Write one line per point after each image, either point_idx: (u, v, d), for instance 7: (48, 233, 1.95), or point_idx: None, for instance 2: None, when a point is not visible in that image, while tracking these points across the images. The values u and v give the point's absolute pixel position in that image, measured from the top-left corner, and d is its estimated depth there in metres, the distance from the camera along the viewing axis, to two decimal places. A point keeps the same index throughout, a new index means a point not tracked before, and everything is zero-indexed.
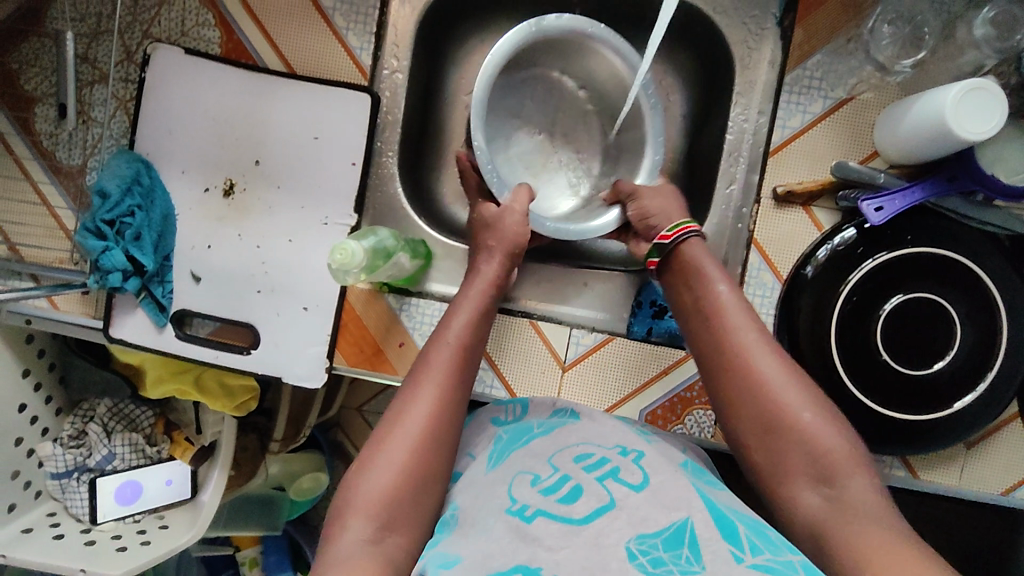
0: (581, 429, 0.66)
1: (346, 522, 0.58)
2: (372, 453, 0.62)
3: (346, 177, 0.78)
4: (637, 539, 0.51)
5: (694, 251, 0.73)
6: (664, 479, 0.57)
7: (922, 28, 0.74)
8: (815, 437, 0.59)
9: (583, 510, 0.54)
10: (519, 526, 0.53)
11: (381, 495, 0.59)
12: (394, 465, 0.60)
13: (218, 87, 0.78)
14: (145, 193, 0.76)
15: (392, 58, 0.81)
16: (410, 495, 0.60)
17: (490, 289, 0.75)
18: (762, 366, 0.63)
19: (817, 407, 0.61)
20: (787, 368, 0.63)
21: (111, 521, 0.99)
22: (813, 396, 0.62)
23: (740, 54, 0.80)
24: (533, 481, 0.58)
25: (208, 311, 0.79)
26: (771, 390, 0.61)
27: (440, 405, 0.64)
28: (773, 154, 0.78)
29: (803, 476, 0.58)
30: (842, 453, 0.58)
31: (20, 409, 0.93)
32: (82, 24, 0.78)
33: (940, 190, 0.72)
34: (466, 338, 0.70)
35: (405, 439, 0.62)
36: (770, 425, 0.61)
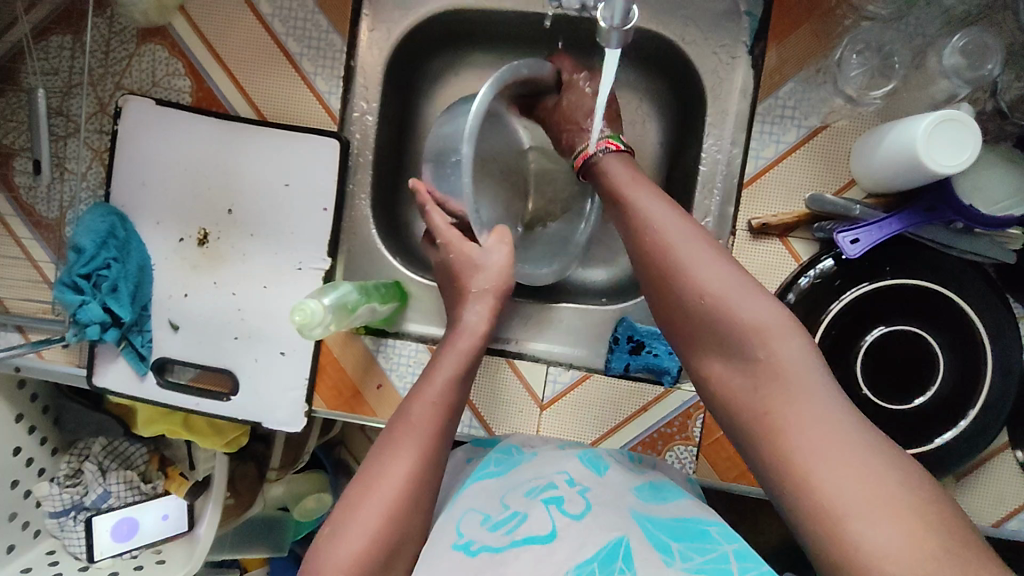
0: (537, 463, 0.65)
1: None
2: (346, 515, 0.59)
3: (318, 223, 0.78)
4: (576, 566, 0.49)
5: (608, 167, 0.72)
6: (603, 504, 0.56)
7: (892, 57, 0.72)
8: (733, 309, 0.57)
9: (524, 536, 0.53)
10: (461, 562, 0.53)
11: (352, 561, 0.56)
12: (369, 530, 0.58)
13: (190, 136, 0.79)
14: (121, 246, 0.77)
15: (362, 100, 0.81)
16: (383, 560, 0.58)
17: (476, 344, 0.72)
18: (681, 251, 0.61)
19: (730, 279, 0.59)
20: (704, 248, 0.61)
21: (107, 558, 1.00)
22: (732, 271, 0.60)
23: (711, 84, 0.79)
24: (482, 519, 0.57)
25: (188, 359, 0.80)
26: (689, 272, 0.60)
27: (421, 463, 0.62)
28: (747, 185, 0.76)
29: (720, 352, 0.58)
30: (765, 321, 0.56)
31: (15, 452, 0.95)
32: (55, 78, 0.79)
33: (918, 221, 0.70)
34: (446, 395, 0.67)
35: (381, 499, 0.59)
36: (691, 307, 0.60)
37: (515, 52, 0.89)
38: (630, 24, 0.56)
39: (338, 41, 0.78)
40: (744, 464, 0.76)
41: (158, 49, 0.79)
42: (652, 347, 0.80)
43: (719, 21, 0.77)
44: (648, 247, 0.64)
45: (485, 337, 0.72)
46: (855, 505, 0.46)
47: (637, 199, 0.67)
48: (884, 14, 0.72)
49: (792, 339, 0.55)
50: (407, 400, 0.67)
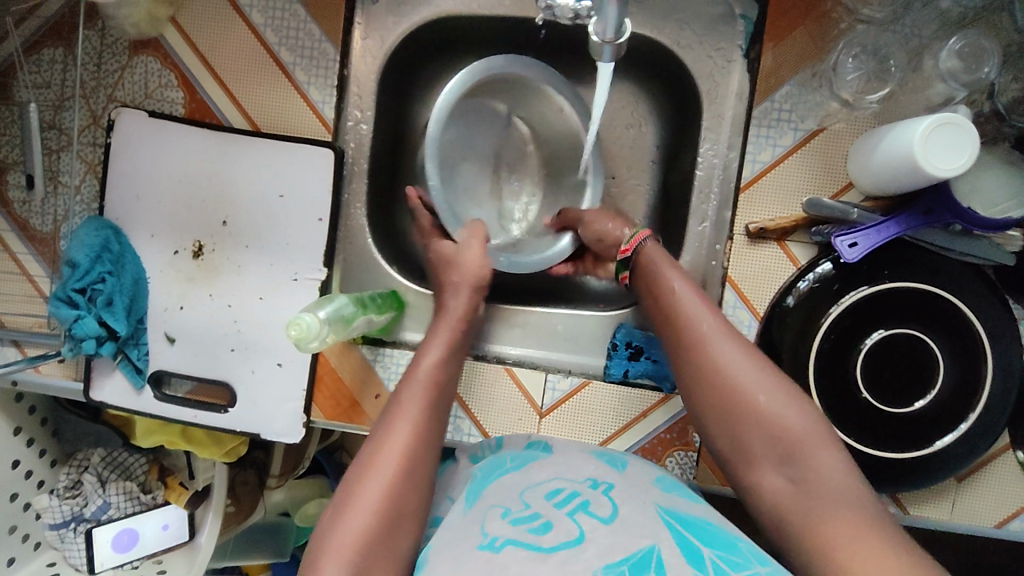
0: (553, 466, 0.63)
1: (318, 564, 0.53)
2: (351, 490, 0.58)
3: (313, 233, 0.78)
4: (605, 567, 0.46)
5: (651, 254, 0.73)
6: (633, 510, 0.54)
7: (888, 60, 0.72)
8: (777, 418, 0.59)
9: (553, 539, 0.50)
10: (487, 558, 0.48)
11: (359, 536, 0.54)
12: (375, 500, 0.56)
13: (183, 148, 0.78)
14: (115, 259, 0.77)
15: (356, 109, 0.81)
16: (388, 533, 0.56)
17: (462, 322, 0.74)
18: (722, 352, 0.63)
19: (773, 385, 0.61)
20: (746, 355, 0.63)
21: (108, 569, 0.99)
22: (772, 375, 0.62)
23: (706, 88, 0.78)
24: (503, 513, 0.54)
25: (185, 371, 0.80)
26: (731, 373, 0.62)
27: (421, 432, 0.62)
28: (744, 190, 0.76)
29: (767, 462, 0.59)
30: (806, 432, 0.58)
31: (14, 465, 0.95)
32: (47, 92, 0.79)
33: (916, 224, 0.70)
34: (437, 372, 0.68)
35: (384, 468, 0.58)
36: (732, 410, 0.61)
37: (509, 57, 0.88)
38: (622, 38, 0.55)
39: (331, 50, 0.77)
40: None
41: (150, 61, 0.78)
42: (651, 353, 0.81)
43: (714, 25, 0.77)
44: (689, 346, 0.65)
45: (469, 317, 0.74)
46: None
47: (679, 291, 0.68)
48: (880, 17, 0.72)
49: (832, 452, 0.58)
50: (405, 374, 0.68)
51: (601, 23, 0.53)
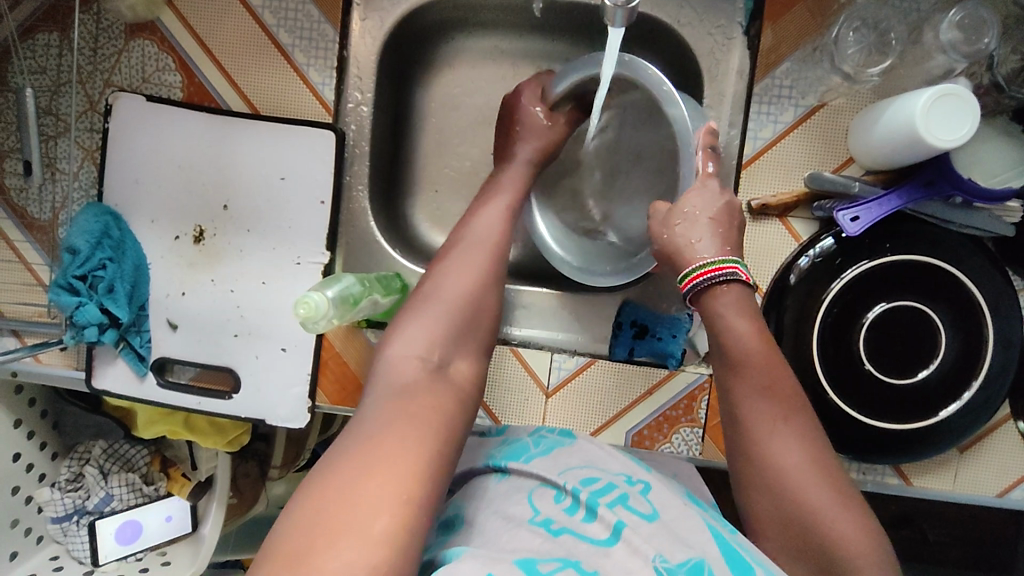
0: (583, 449, 0.62)
1: (401, 344, 0.61)
2: (430, 295, 0.65)
3: (315, 216, 0.78)
4: (663, 561, 0.48)
5: (723, 298, 0.65)
6: (677, 517, 0.53)
7: (889, 34, 0.72)
8: (829, 524, 0.55)
9: (604, 528, 0.51)
10: (545, 539, 0.50)
11: (443, 327, 0.63)
12: (456, 301, 0.65)
13: (182, 132, 0.77)
14: (115, 245, 0.76)
15: (356, 91, 0.80)
16: (474, 299, 0.66)
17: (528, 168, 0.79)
18: (780, 453, 0.59)
19: (832, 492, 0.57)
20: (809, 456, 0.59)
21: (113, 562, 0.99)
22: (830, 480, 0.58)
23: (707, 66, 0.78)
24: (555, 497, 0.55)
25: (188, 357, 0.79)
26: (793, 480, 0.58)
27: (494, 256, 0.70)
28: (746, 167, 0.76)
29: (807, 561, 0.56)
30: (861, 549, 0.55)
31: (15, 458, 0.94)
32: (42, 77, 0.78)
33: (917, 197, 0.71)
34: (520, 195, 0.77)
35: (458, 280, 0.66)
36: (784, 505, 0.57)
37: (508, 38, 0.88)
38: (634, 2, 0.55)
39: (330, 30, 0.77)
40: None
41: (147, 44, 0.78)
42: (657, 331, 0.81)
43: (713, 3, 0.77)
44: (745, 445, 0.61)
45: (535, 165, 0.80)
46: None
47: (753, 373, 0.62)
48: None
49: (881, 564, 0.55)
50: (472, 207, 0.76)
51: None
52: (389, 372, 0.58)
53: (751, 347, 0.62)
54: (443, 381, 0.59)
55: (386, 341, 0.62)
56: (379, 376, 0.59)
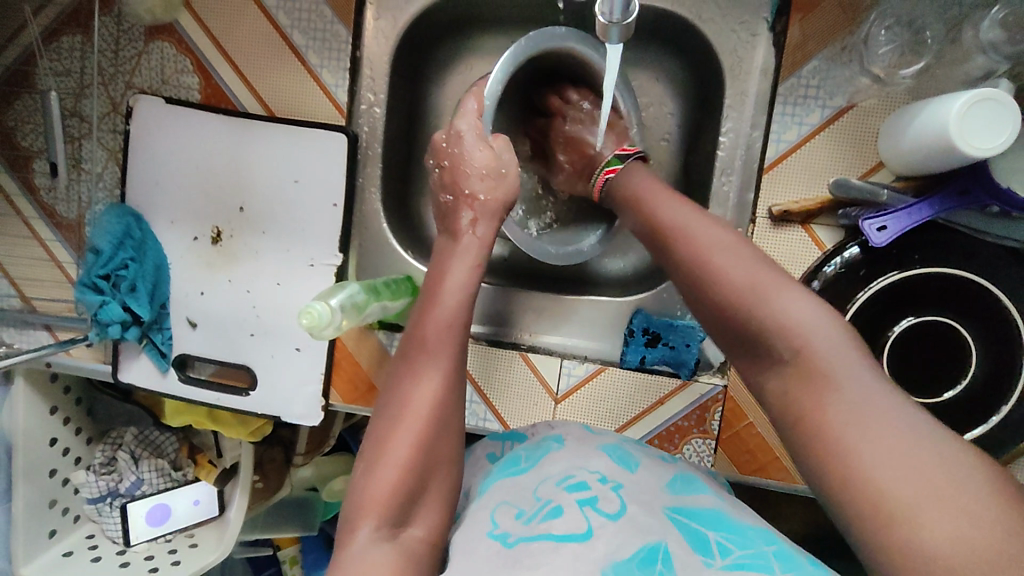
0: (566, 455, 0.61)
1: (357, 519, 0.56)
2: (379, 449, 0.59)
3: (328, 219, 0.78)
4: (612, 566, 0.47)
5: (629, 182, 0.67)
6: (644, 504, 0.54)
7: (924, 32, 0.67)
8: (769, 309, 0.49)
9: (564, 526, 0.51)
10: (499, 552, 0.50)
11: (394, 488, 0.57)
12: (402, 458, 0.58)
13: (199, 135, 0.79)
14: (138, 245, 0.79)
15: (369, 92, 0.79)
16: (427, 458, 0.59)
17: (474, 271, 0.69)
18: (703, 240, 0.55)
19: (769, 274, 0.51)
20: (738, 243, 0.53)
21: (143, 542, 1.04)
22: (755, 256, 0.52)
23: (729, 64, 0.75)
24: (517, 512, 0.55)
25: (208, 355, 0.81)
26: (710, 260, 0.53)
27: (438, 399, 0.62)
28: (767, 171, 0.73)
29: (768, 361, 0.49)
30: (800, 321, 0.47)
31: (51, 443, 0.99)
32: (67, 80, 0.80)
33: (951, 206, 0.67)
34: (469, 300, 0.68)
35: (405, 442, 0.59)
36: (715, 302, 0.52)
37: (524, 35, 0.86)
38: (630, 19, 0.53)
39: (343, 31, 0.77)
40: (764, 457, 0.75)
41: (166, 46, 0.79)
42: (668, 339, 0.78)
43: None
44: (671, 242, 0.57)
45: (480, 267, 0.71)
46: (907, 493, 0.38)
47: (659, 204, 0.61)
48: None
49: (821, 317, 0.47)
50: (414, 329, 0.66)
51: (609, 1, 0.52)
52: (351, 558, 0.53)
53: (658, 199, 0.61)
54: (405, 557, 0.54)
55: (348, 528, 0.56)
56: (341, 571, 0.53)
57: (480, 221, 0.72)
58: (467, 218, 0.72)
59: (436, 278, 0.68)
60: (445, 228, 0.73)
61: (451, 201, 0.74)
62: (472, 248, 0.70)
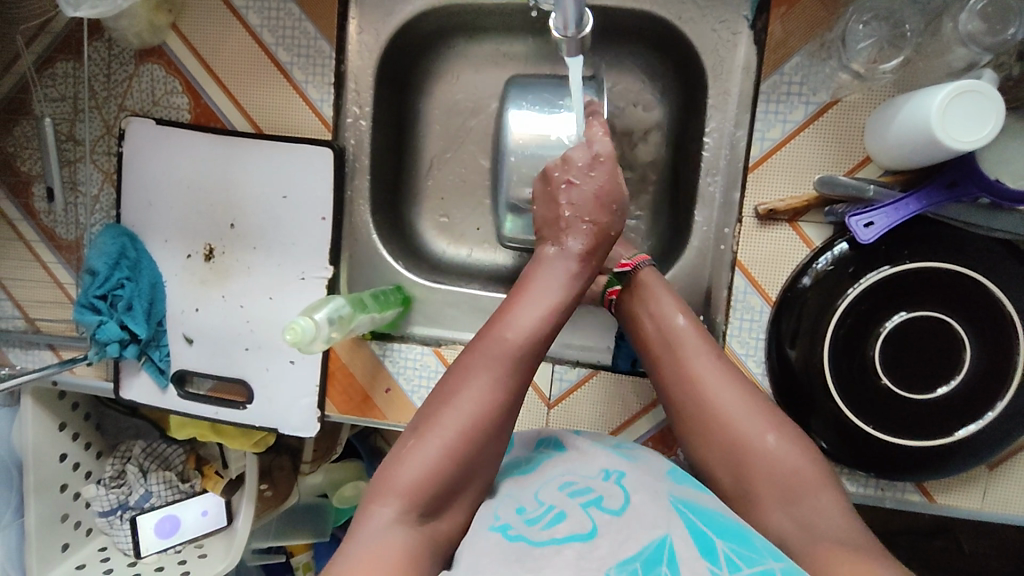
0: (565, 460, 0.61)
1: (382, 496, 0.53)
2: (426, 427, 0.56)
3: (317, 233, 0.79)
4: (617, 565, 0.46)
5: (649, 281, 0.68)
6: (648, 499, 0.53)
7: (903, 26, 0.67)
8: (777, 461, 0.56)
9: (566, 530, 0.50)
10: (498, 546, 0.49)
11: (430, 476, 0.54)
12: (445, 445, 0.55)
13: (189, 154, 0.80)
14: (132, 265, 0.80)
15: (354, 105, 0.81)
16: (470, 460, 0.55)
17: (571, 284, 0.65)
18: (711, 381, 0.60)
19: (775, 424, 0.58)
20: (745, 391, 0.59)
21: (153, 554, 1.05)
22: (755, 402, 0.59)
23: (711, 64, 0.75)
24: (518, 510, 0.54)
25: (205, 370, 0.82)
26: (704, 390, 0.60)
27: (502, 398, 0.57)
28: (752, 170, 0.72)
29: (768, 503, 0.55)
30: (802, 471, 0.55)
31: (61, 458, 1.01)
32: (63, 104, 0.82)
33: (938, 199, 0.66)
34: (562, 306, 0.63)
35: (456, 435, 0.55)
36: (722, 436, 0.58)
37: (509, 41, 0.87)
38: (583, 31, 0.54)
39: (326, 46, 0.78)
40: None
41: (156, 68, 0.80)
42: None
43: None
44: (677, 367, 0.62)
45: (580, 281, 0.66)
46: None
47: (665, 313, 0.65)
48: None
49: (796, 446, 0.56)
50: (499, 320, 0.61)
51: (561, 18, 0.52)
52: (371, 536, 0.51)
53: (665, 315, 0.65)
54: (421, 541, 0.52)
55: (372, 495, 0.54)
56: (358, 546, 0.51)
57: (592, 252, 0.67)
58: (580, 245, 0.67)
59: (532, 281, 0.65)
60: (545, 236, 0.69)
61: (565, 219, 0.68)
62: (578, 270, 0.66)
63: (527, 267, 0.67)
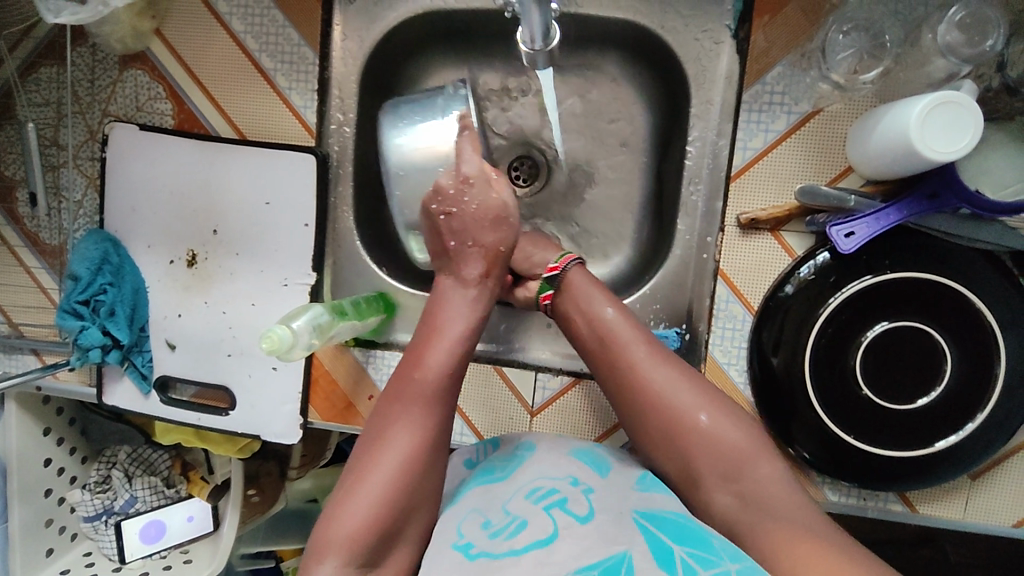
0: (537, 464, 0.61)
1: (323, 554, 0.53)
2: (356, 481, 0.57)
3: (300, 239, 0.79)
4: (576, 571, 0.45)
5: (580, 283, 0.69)
6: (612, 511, 0.52)
7: (883, 36, 0.68)
8: (719, 438, 0.58)
9: (526, 539, 0.50)
10: (460, 564, 0.49)
11: (367, 526, 0.54)
12: (378, 495, 0.55)
13: (172, 160, 0.80)
14: (115, 270, 0.80)
15: (338, 112, 0.81)
16: (403, 498, 0.56)
17: (473, 313, 0.68)
18: (649, 373, 0.61)
19: (712, 403, 0.60)
20: (678, 375, 0.61)
21: (138, 559, 1.05)
22: (690, 382, 0.61)
23: (694, 72, 0.75)
24: (484, 524, 0.54)
25: (187, 376, 0.82)
26: (643, 378, 0.61)
27: (423, 439, 0.59)
28: (735, 179, 0.72)
29: (714, 482, 0.58)
30: (745, 447, 0.58)
31: (45, 463, 1.01)
32: (47, 110, 0.82)
33: (920, 209, 0.66)
34: (465, 336, 0.66)
35: (384, 477, 0.56)
36: (668, 422, 0.59)
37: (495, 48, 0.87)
38: (550, 44, 0.54)
39: (310, 53, 0.78)
40: None
41: (139, 74, 0.80)
42: None
43: (699, 6, 0.74)
44: (615, 359, 0.63)
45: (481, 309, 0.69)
46: None
47: (597, 305, 0.66)
48: None
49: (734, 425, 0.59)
50: (411, 364, 0.64)
51: (528, 32, 0.53)
52: None
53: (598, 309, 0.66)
54: None
55: (314, 553, 0.54)
56: None
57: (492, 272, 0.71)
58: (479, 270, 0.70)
59: (438, 315, 0.68)
60: (449, 269, 0.71)
61: (453, 249, 0.71)
62: (479, 296, 0.70)
63: (427, 305, 0.70)
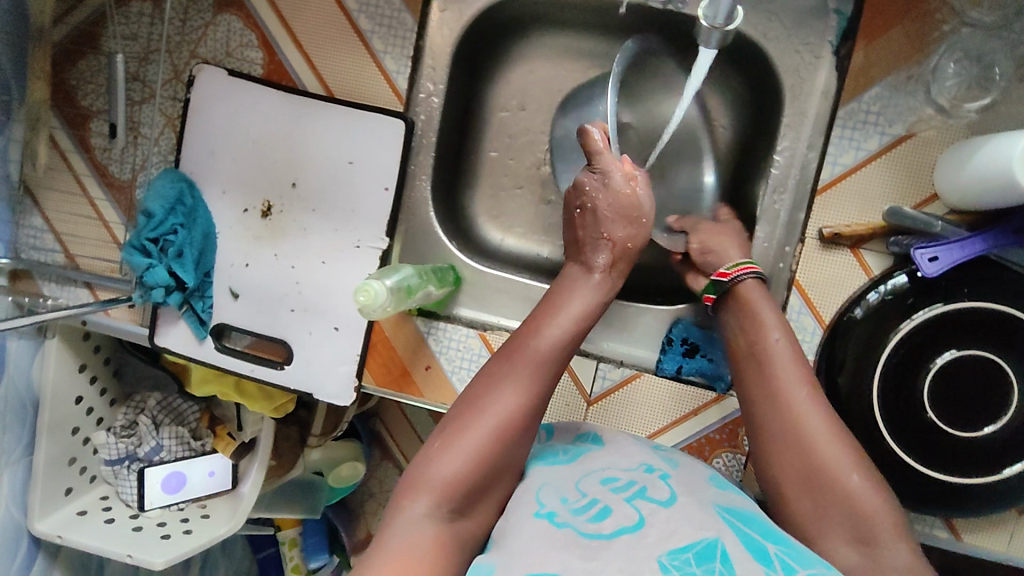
0: (607, 454, 0.61)
1: (414, 493, 0.54)
2: (455, 432, 0.57)
3: (378, 203, 0.79)
4: (669, 553, 0.46)
5: (748, 294, 0.68)
6: (693, 501, 0.53)
7: (993, 68, 0.69)
8: (858, 501, 0.55)
9: (613, 525, 0.50)
10: (544, 537, 0.49)
11: (459, 477, 0.54)
12: (474, 449, 0.55)
13: (257, 108, 0.79)
14: (188, 212, 0.79)
15: (429, 82, 0.80)
16: (500, 454, 0.56)
17: (597, 296, 0.69)
18: (808, 412, 0.59)
19: (861, 465, 0.57)
20: (832, 425, 0.58)
21: (157, 508, 1.03)
22: (842, 437, 0.58)
23: (791, 84, 0.76)
24: (562, 503, 0.54)
25: (245, 326, 0.82)
26: (804, 419, 0.58)
27: (529, 405, 0.58)
28: (821, 192, 0.73)
29: (841, 534, 0.55)
30: (881, 514, 0.54)
31: (76, 401, 1.00)
32: (133, 44, 0.81)
33: (1005, 242, 0.67)
34: (582, 318, 0.66)
35: (485, 431, 0.56)
36: (812, 468, 0.57)
37: (585, 35, 0.88)
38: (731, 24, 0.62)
39: (409, 20, 0.78)
40: None
41: (233, 20, 0.80)
42: (708, 352, 0.79)
43: (805, 19, 0.74)
44: (777, 389, 0.61)
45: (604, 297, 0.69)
46: None
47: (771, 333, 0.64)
48: (987, 22, 0.69)
49: (817, 405, 0.59)
50: (527, 332, 0.64)
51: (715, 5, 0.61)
52: (403, 528, 0.52)
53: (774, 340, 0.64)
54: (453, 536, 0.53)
55: (407, 485, 0.55)
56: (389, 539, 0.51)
57: (617, 263, 0.71)
58: (604, 259, 0.71)
59: (556, 298, 0.68)
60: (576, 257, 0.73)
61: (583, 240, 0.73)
62: (603, 286, 0.70)
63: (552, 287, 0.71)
